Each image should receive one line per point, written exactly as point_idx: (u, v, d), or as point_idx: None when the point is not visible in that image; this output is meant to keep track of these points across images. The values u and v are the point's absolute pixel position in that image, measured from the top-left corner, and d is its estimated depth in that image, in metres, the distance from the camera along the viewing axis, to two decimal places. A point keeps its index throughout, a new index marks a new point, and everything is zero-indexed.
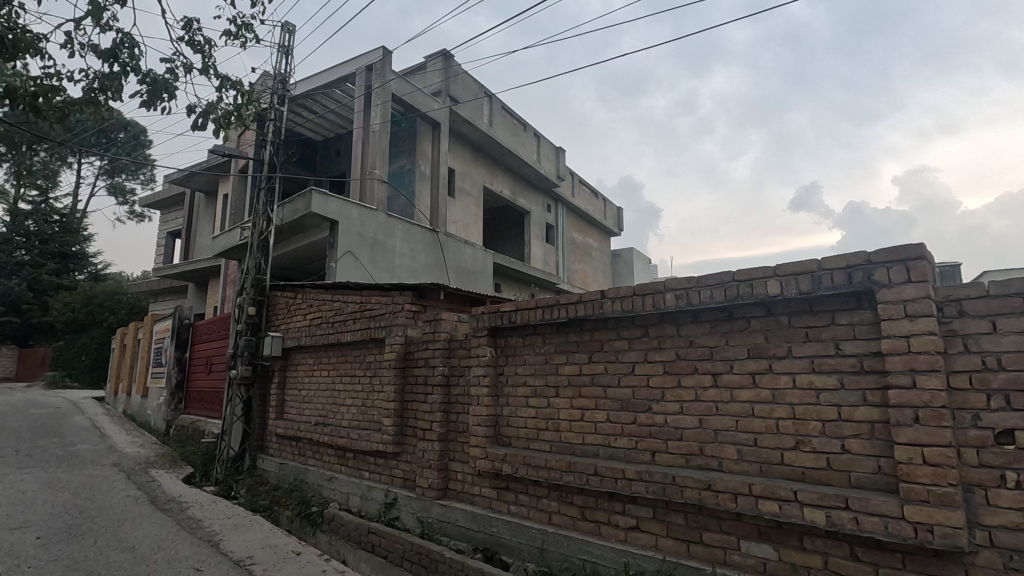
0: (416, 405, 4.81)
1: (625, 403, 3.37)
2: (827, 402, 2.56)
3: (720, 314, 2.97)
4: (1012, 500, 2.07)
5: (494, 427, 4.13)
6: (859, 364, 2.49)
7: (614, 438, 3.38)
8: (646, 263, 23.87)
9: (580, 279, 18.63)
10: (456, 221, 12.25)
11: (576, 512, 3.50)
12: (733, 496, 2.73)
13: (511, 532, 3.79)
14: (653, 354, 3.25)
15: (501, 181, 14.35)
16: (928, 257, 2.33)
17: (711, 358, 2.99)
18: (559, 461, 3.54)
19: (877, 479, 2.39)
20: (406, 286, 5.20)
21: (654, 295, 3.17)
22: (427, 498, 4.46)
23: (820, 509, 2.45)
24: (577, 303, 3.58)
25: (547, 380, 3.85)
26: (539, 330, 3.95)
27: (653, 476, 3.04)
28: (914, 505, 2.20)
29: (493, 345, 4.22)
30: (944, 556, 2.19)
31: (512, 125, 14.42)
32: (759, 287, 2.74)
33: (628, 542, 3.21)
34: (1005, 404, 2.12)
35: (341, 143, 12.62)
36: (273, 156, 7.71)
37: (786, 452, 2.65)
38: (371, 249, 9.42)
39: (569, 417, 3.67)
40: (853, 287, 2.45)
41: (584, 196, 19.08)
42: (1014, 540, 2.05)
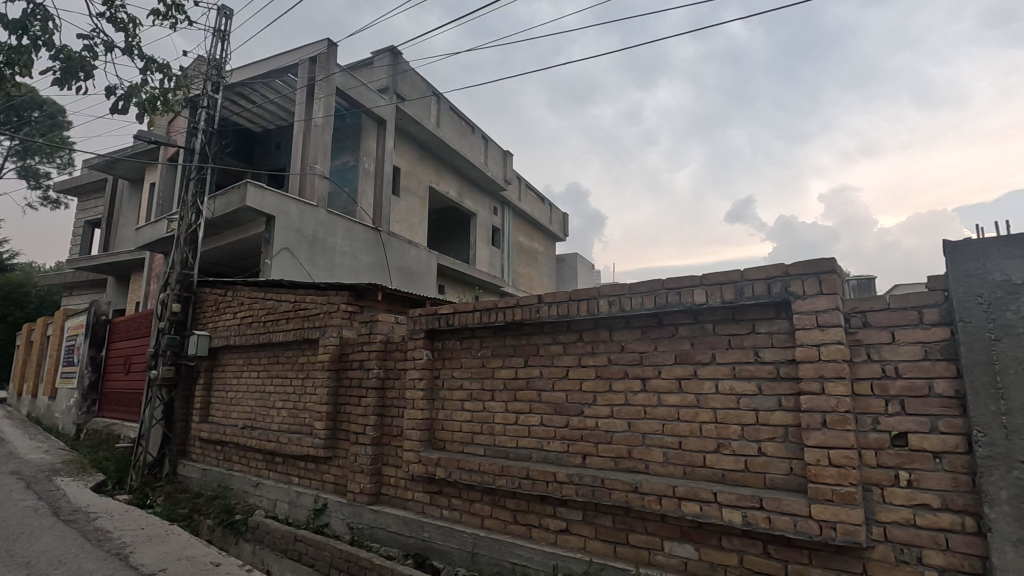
0: (349, 409, 4.69)
1: (558, 407, 3.41)
2: (746, 407, 2.68)
3: (651, 320, 3.06)
4: (905, 498, 2.23)
5: (428, 431, 4.08)
6: (775, 371, 2.62)
7: (547, 442, 3.41)
8: (589, 270, 24.26)
9: (525, 283, 18.75)
10: (400, 221, 12.06)
11: (509, 515, 3.51)
12: (658, 498, 2.80)
13: (442, 537, 3.75)
14: (587, 358, 3.31)
15: (447, 182, 14.24)
16: (839, 271, 2.48)
17: (641, 363, 3.07)
18: (492, 466, 3.53)
19: (790, 480, 2.51)
20: (342, 286, 5.06)
21: (589, 301, 3.22)
22: (358, 503, 4.35)
23: (736, 510, 2.55)
24: (514, 307, 3.59)
25: (484, 384, 3.84)
26: (476, 333, 3.94)
27: (583, 479, 3.09)
28: (821, 504, 2.33)
29: (431, 348, 4.18)
30: (844, 551, 2.34)
31: (460, 125, 14.35)
32: (685, 296, 2.84)
33: (558, 544, 3.24)
34: (900, 408, 2.29)
35: (282, 136, 12.17)
36: (205, 146, 7.33)
37: (708, 455, 2.76)
38: (310, 246, 9.11)
39: (504, 421, 3.68)
40: (772, 297, 2.58)
41: (530, 200, 19.20)
42: (905, 534, 2.22)
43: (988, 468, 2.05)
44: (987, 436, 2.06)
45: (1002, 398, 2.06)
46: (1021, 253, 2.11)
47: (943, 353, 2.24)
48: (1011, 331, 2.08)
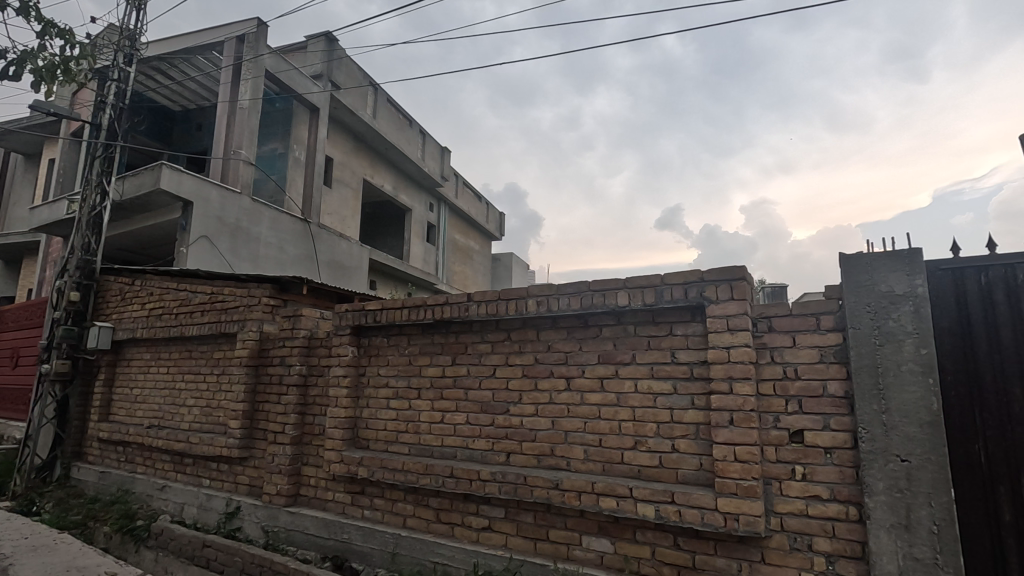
0: (268, 407, 4.48)
1: (484, 405, 3.42)
2: (662, 406, 2.80)
3: (577, 321, 3.14)
4: (799, 490, 2.41)
5: (352, 429, 3.98)
6: (689, 371, 2.75)
7: (472, 440, 3.41)
8: (523, 270, 24.49)
9: (460, 281, 18.66)
10: (331, 213, 11.67)
11: (431, 514, 3.48)
12: (577, 494, 2.87)
13: (362, 538, 3.66)
14: (513, 357, 3.34)
15: (382, 175, 13.93)
16: (749, 278, 2.65)
17: (566, 363, 3.15)
18: (416, 464, 3.49)
19: (699, 475, 2.64)
20: (263, 278, 4.82)
21: (517, 301, 3.26)
22: (274, 505, 4.17)
23: (650, 504, 2.66)
24: (443, 305, 3.57)
25: (410, 382, 3.79)
26: (404, 330, 3.89)
27: (506, 477, 3.11)
28: (726, 497, 2.47)
29: (356, 344, 4.08)
30: (746, 540, 2.49)
31: (397, 118, 14.07)
32: (609, 298, 2.93)
33: (479, 542, 3.25)
34: (798, 407, 2.47)
35: (204, 117, 11.44)
36: (114, 122, 6.75)
37: (626, 452, 2.85)
38: (232, 235, 8.61)
39: (429, 419, 3.64)
40: (688, 302, 2.71)
41: (467, 198, 19.14)
42: (798, 524, 2.40)
43: (870, 461, 2.25)
44: (870, 433, 2.27)
45: (883, 398, 2.27)
46: (903, 267, 2.33)
47: (836, 356, 2.43)
48: (892, 338, 2.30)
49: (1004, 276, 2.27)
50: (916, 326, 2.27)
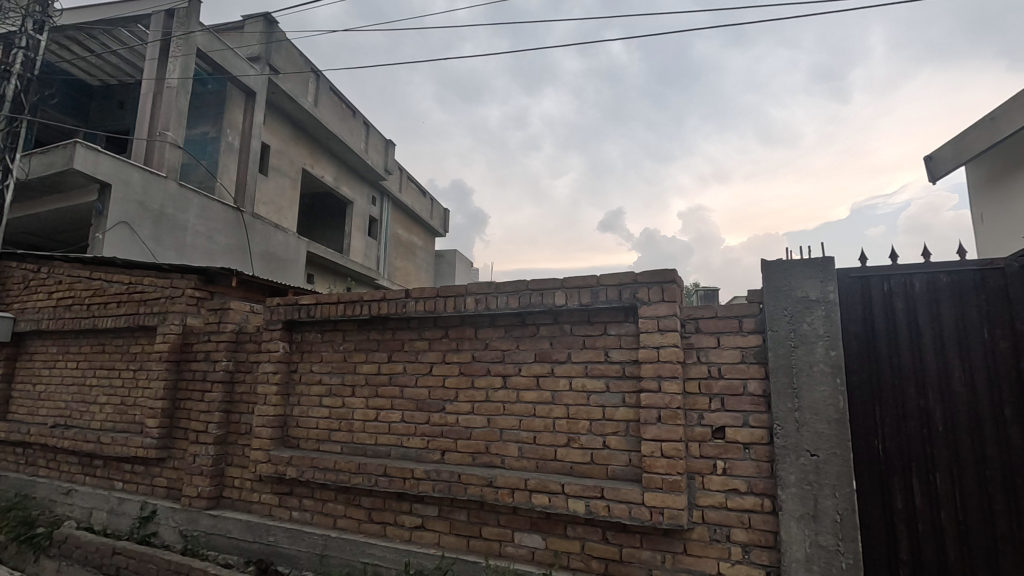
0: (190, 404, 4.24)
1: (420, 403, 3.38)
2: (595, 403, 2.87)
3: (515, 319, 3.16)
4: (719, 484, 2.54)
5: (281, 428, 3.83)
6: (621, 370, 2.83)
7: (406, 438, 3.37)
8: (467, 267, 24.44)
9: (402, 276, 18.38)
10: (267, 202, 11.18)
11: (363, 514, 3.41)
12: (511, 492, 2.89)
13: (289, 540, 3.54)
14: (451, 355, 3.33)
15: (323, 165, 13.48)
16: (678, 281, 2.75)
17: (503, 361, 3.16)
18: (348, 463, 3.40)
19: (629, 470, 2.72)
20: (188, 269, 4.55)
21: (455, 298, 3.24)
22: (194, 508, 3.95)
23: (581, 500, 2.72)
24: (380, 301, 3.50)
25: (345, 378, 3.69)
26: (339, 326, 3.79)
27: (440, 475, 3.09)
28: (652, 491, 2.55)
29: (288, 340, 3.94)
30: (669, 533, 2.59)
31: (340, 108, 13.64)
32: (546, 298, 2.97)
33: (411, 541, 3.21)
34: (721, 405, 2.60)
35: (126, 94, 10.68)
36: (20, 94, 6.18)
37: (559, 449, 2.90)
38: (155, 222, 8.08)
39: (363, 417, 3.56)
40: (622, 303, 2.79)
41: (411, 192, 18.86)
42: (718, 516, 2.52)
43: (783, 456, 2.40)
44: (784, 429, 2.42)
45: (796, 396, 2.43)
46: (816, 274, 2.49)
47: (756, 356, 2.57)
48: (806, 340, 2.46)
49: (903, 284, 2.47)
50: (827, 329, 2.44)
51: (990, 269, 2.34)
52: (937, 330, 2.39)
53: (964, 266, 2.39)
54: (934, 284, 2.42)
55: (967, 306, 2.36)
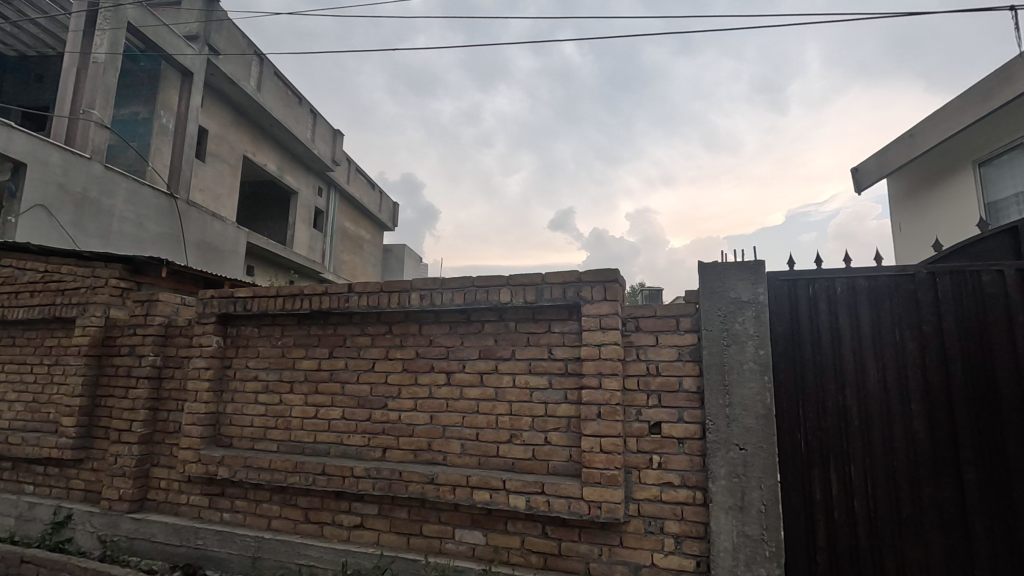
0: (113, 402, 3.99)
1: (361, 400, 3.31)
2: (538, 400, 2.89)
3: (460, 316, 3.15)
4: (655, 478, 2.62)
5: (213, 426, 3.66)
6: (564, 367, 2.87)
7: (346, 436, 3.29)
8: (415, 262, 24.15)
9: (348, 270, 17.96)
10: (204, 189, 10.64)
11: (299, 514, 3.31)
12: (452, 488, 2.88)
13: (219, 543, 3.39)
14: (394, 351, 3.28)
15: (266, 153, 12.95)
16: (620, 281, 2.82)
17: (447, 358, 3.15)
18: (285, 462, 3.29)
19: (569, 466, 2.77)
20: (113, 257, 4.27)
21: (400, 293, 3.19)
22: (115, 512, 3.72)
23: (521, 495, 2.73)
24: (322, 295, 3.40)
25: (283, 375, 3.56)
26: (277, 320, 3.66)
27: (381, 472, 3.04)
28: (591, 486, 2.60)
29: (222, 334, 3.77)
30: (606, 526, 2.66)
31: (285, 94, 13.14)
32: (492, 294, 2.97)
33: (350, 541, 3.15)
34: (658, 401, 2.68)
35: (46, 67, 9.88)
36: None
37: (501, 445, 2.92)
38: (77, 206, 7.53)
39: (301, 415, 3.45)
40: (566, 301, 2.82)
41: (359, 184, 18.42)
42: (653, 508, 2.60)
43: (714, 450, 2.50)
44: (715, 424, 2.52)
45: (727, 392, 2.53)
46: (748, 276, 2.61)
47: (691, 354, 2.67)
48: (737, 339, 2.57)
49: (826, 287, 2.62)
50: (757, 329, 2.56)
51: (903, 275, 2.53)
52: (855, 331, 2.55)
53: (880, 272, 2.56)
54: (853, 288, 2.59)
55: (881, 309, 2.53)
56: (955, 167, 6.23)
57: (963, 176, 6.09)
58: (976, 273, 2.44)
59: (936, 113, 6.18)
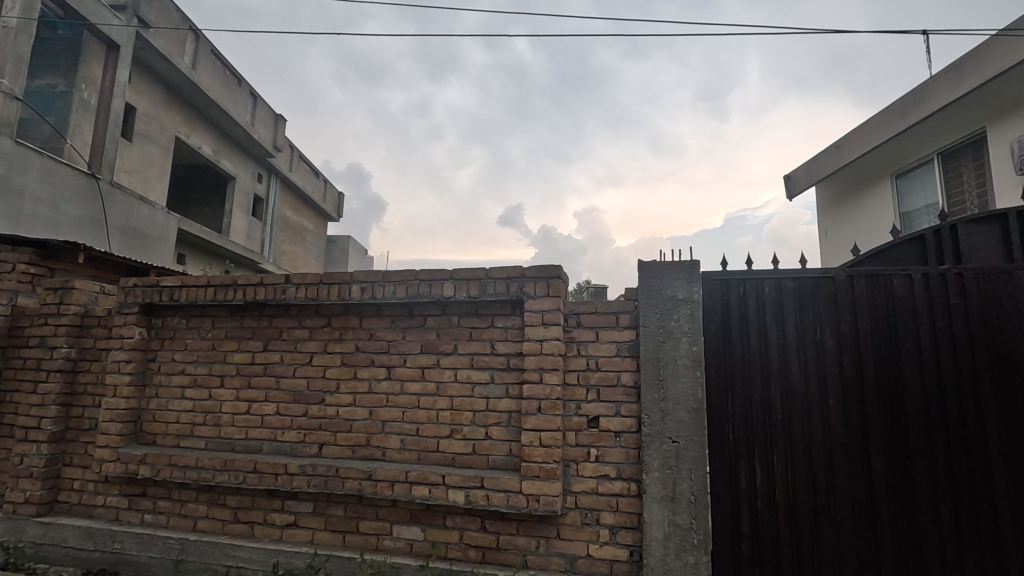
0: (19, 398, 3.67)
1: (297, 395, 3.21)
2: (479, 395, 2.89)
3: (402, 309, 3.10)
4: (592, 470, 2.68)
5: (134, 423, 3.44)
6: (506, 362, 2.88)
7: (281, 432, 3.18)
8: (360, 254, 23.60)
9: (289, 261, 17.33)
10: (130, 171, 9.94)
11: (228, 514, 3.18)
12: (390, 484, 2.83)
13: (139, 547, 3.20)
14: (333, 345, 3.19)
15: (200, 135, 12.27)
16: (563, 277, 2.86)
17: (388, 352, 3.09)
18: (213, 460, 3.14)
19: (509, 460, 2.79)
20: (22, 240, 3.92)
21: (340, 285, 3.11)
22: (20, 516, 3.43)
23: (460, 490, 2.72)
24: (256, 286, 3.26)
25: (212, 368, 3.40)
26: (207, 311, 3.48)
27: (316, 469, 2.95)
28: (530, 480, 2.63)
29: (146, 325, 3.56)
30: (544, 519, 2.69)
31: (223, 73, 12.48)
32: (435, 288, 2.95)
33: (282, 541, 3.05)
34: (596, 396, 2.74)
35: None
36: None
37: (441, 440, 2.90)
38: None
39: (232, 410, 3.30)
40: (509, 296, 2.83)
41: (302, 172, 17.79)
42: (590, 500, 2.66)
43: (649, 443, 2.58)
44: (650, 418, 2.61)
45: (662, 387, 2.62)
46: (684, 275, 2.70)
47: (629, 350, 2.75)
48: (672, 336, 2.66)
49: (755, 287, 2.75)
50: (691, 327, 2.66)
51: (826, 277, 2.69)
52: (780, 329, 2.69)
53: (805, 273, 2.72)
54: (780, 289, 2.73)
55: (805, 309, 2.69)
56: (875, 178, 6.69)
57: (882, 187, 6.55)
58: (889, 276, 2.63)
59: (860, 126, 6.62)
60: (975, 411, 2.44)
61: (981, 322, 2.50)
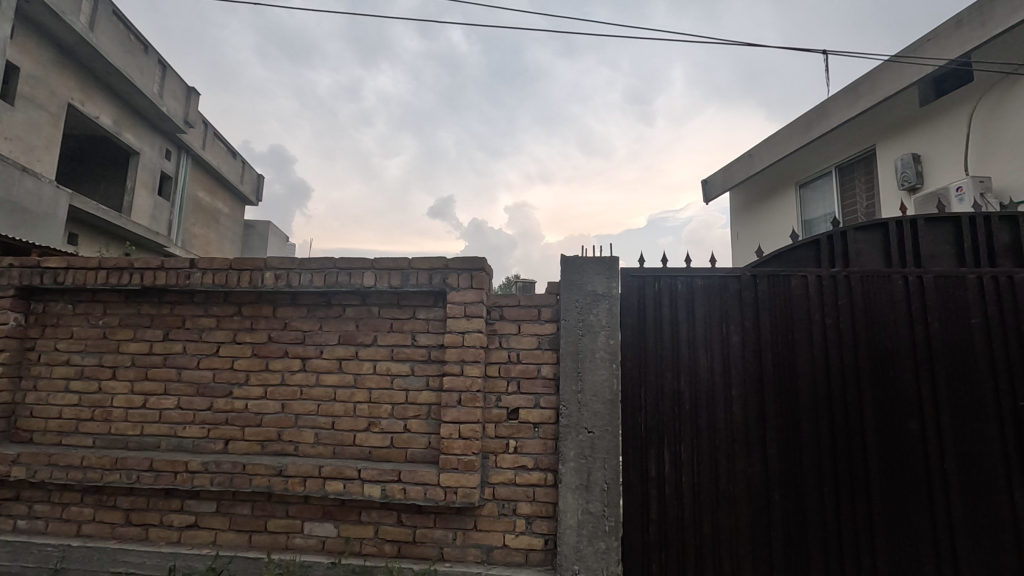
0: None
1: (201, 387, 3.00)
2: (399, 387, 2.84)
3: (320, 299, 2.98)
4: (510, 462, 2.70)
5: (6, 420, 3.08)
6: (427, 354, 2.84)
7: (181, 427, 2.96)
8: (281, 241, 22.46)
9: (201, 245, 16.20)
10: (12, 138, 8.85)
11: (118, 516, 2.92)
12: (303, 480, 2.72)
13: (12, 556, 2.88)
14: (243, 334, 3.01)
15: (98, 103, 11.15)
16: (487, 269, 2.86)
17: (303, 342, 2.96)
18: (102, 458, 2.87)
19: (427, 453, 2.76)
20: None
21: (252, 272, 2.94)
22: None
23: (376, 484, 2.66)
24: (156, 270, 3.01)
25: (103, 359, 3.11)
26: (99, 297, 3.18)
27: (221, 466, 2.78)
28: (448, 472, 2.61)
29: (23, 311, 3.19)
30: (462, 511, 2.69)
31: (127, 37, 11.39)
32: (355, 277, 2.85)
33: (180, 543, 2.85)
34: (517, 388, 2.77)
35: None
36: None
37: (358, 434, 2.81)
38: None
39: (126, 404, 3.04)
40: (432, 287, 2.80)
41: (217, 151, 16.65)
42: (508, 491, 2.68)
43: (566, 434, 2.64)
44: (568, 409, 2.66)
45: (580, 379, 2.69)
46: (604, 271, 2.78)
47: (550, 343, 2.79)
48: (591, 330, 2.73)
49: (670, 283, 2.89)
50: (608, 320, 2.74)
51: (733, 276, 2.86)
52: (691, 324, 2.84)
53: (715, 272, 2.87)
54: (693, 286, 2.88)
55: (714, 305, 2.85)
56: (782, 187, 7.19)
57: (788, 195, 7.06)
58: (788, 276, 2.85)
59: (770, 137, 7.09)
60: (856, 402, 2.69)
61: (864, 320, 2.76)
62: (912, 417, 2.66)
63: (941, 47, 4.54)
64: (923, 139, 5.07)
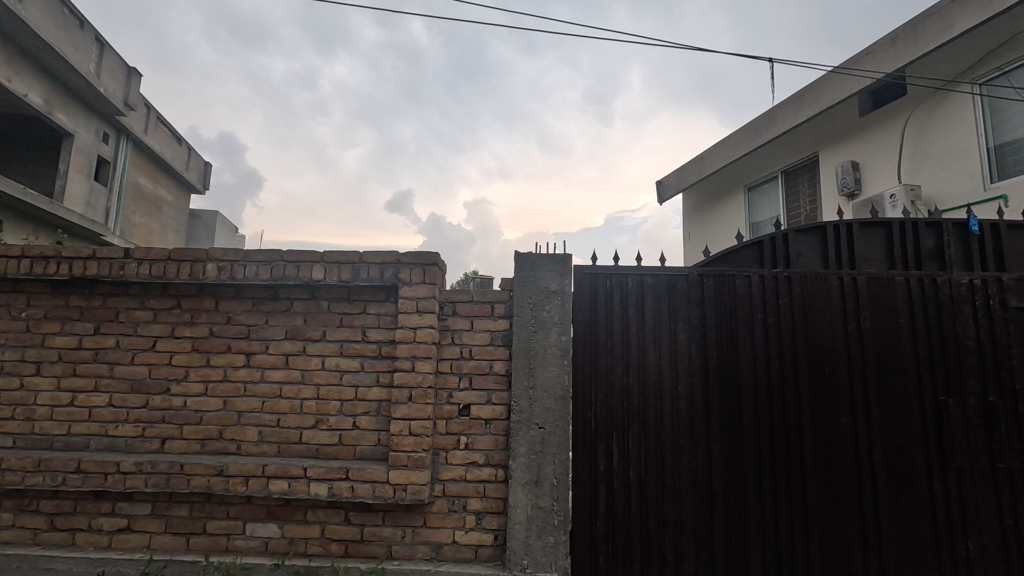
0: None
1: (136, 384, 2.85)
2: (348, 383, 2.77)
3: (266, 292, 2.88)
4: (461, 458, 2.69)
5: None
6: (377, 349, 2.79)
7: (113, 425, 2.80)
8: (229, 232, 21.60)
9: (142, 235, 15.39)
10: None
11: (41, 522, 2.74)
12: (245, 480, 2.62)
13: None
14: (182, 328, 2.88)
15: (27, 80, 10.40)
16: (440, 264, 2.84)
17: (247, 337, 2.85)
18: (24, 460, 2.69)
19: (376, 450, 2.71)
20: None
21: (192, 263, 2.81)
22: None
23: (323, 482, 2.59)
24: (87, 260, 2.84)
25: (25, 354, 2.90)
26: (22, 287, 2.96)
27: (157, 466, 2.65)
28: (397, 470, 2.58)
29: None
30: (411, 508, 2.66)
31: (60, 12, 10.66)
32: (303, 271, 2.77)
33: (111, 547, 2.71)
34: (468, 384, 2.75)
35: None
36: None
37: (305, 431, 2.74)
38: None
39: (51, 402, 2.85)
40: (383, 281, 2.75)
41: (160, 135, 15.84)
42: (458, 488, 2.67)
43: (517, 430, 2.65)
44: (519, 405, 2.67)
45: (532, 375, 2.70)
46: (556, 268, 2.80)
47: (502, 339, 2.79)
48: (543, 326, 2.75)
49: (621, 281, 2.93)
50: (561, 316, 2.77)
51: (681, 275, 2.93)
52: (641, 321, 2.89)
53: (664, 271, 2.94)
54: (643, 284, 2.93)
55: (663, 303, 2.91)
56: (732, 189, 7.43)
57: (737, 197, 7.30)
58: (733, 276, 2.94)
59: (722, 141, 7.31)
60: (794, 397, 2.81)
61: (802, 319, 2.88)
62: (845, 411, 2.80)
63: (878, 61, 4.78)
64: (860, 148, 5.34)
